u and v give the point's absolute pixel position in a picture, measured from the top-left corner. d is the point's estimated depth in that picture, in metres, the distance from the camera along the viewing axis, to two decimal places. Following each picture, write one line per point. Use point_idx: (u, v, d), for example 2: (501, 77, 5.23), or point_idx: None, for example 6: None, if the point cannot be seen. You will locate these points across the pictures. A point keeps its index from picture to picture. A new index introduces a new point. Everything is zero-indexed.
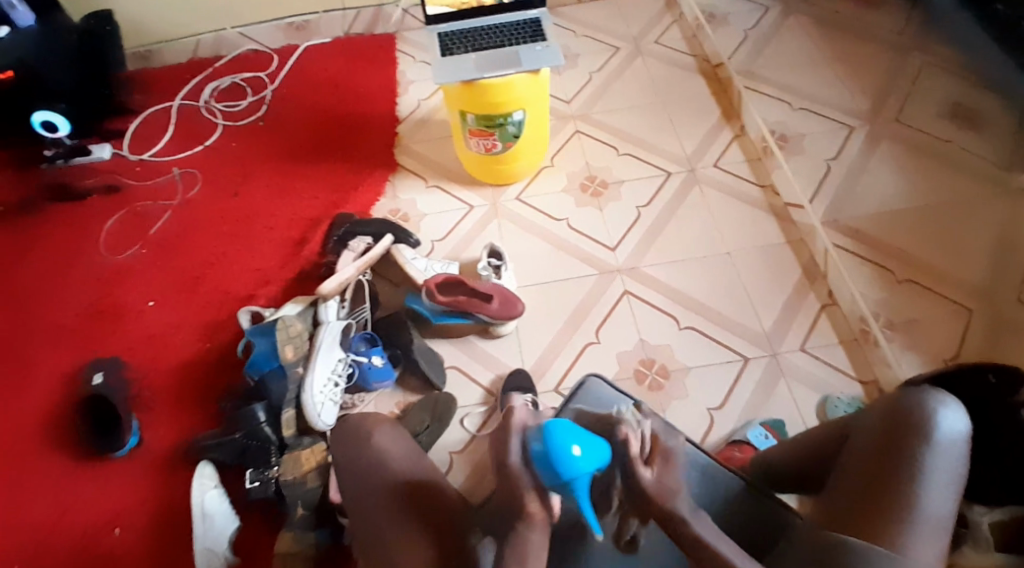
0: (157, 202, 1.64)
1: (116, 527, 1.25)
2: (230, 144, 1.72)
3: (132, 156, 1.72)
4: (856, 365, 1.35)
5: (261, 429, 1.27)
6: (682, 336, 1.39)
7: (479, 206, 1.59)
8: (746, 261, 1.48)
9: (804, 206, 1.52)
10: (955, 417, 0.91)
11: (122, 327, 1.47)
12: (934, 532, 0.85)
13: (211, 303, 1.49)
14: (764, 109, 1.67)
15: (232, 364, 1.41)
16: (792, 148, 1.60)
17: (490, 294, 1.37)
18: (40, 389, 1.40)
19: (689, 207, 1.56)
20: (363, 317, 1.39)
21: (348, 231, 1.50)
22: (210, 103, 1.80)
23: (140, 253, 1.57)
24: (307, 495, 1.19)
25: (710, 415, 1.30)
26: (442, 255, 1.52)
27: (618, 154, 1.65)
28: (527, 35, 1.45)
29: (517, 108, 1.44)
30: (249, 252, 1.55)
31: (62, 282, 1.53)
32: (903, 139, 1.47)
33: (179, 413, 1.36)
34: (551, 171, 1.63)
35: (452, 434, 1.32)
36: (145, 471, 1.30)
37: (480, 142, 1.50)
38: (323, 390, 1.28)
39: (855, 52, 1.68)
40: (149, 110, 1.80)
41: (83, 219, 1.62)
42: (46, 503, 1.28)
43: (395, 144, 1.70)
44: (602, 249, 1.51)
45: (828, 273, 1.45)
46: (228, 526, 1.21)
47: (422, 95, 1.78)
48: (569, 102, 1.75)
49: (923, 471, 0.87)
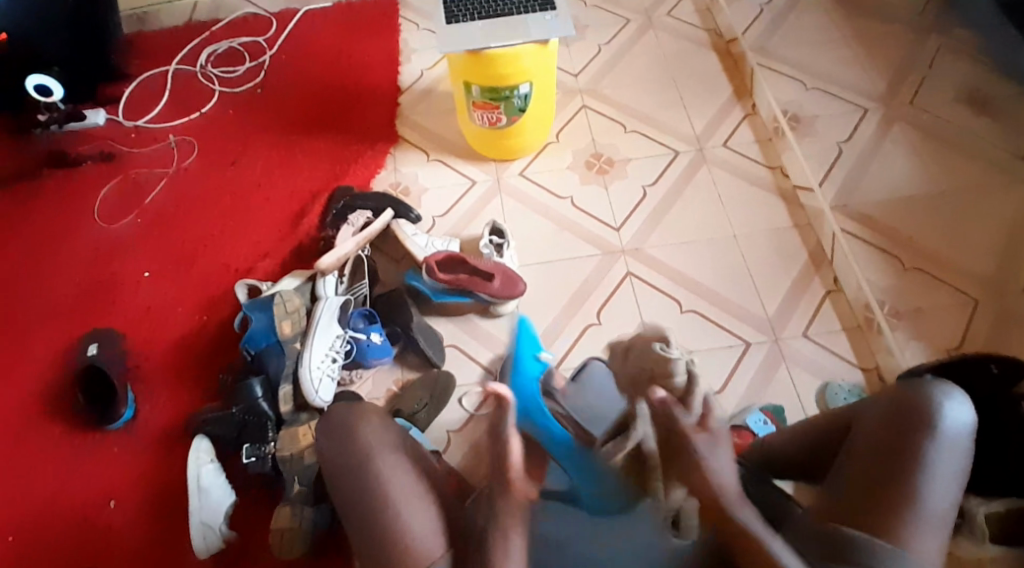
0: (153, 171, 1.61)
1: (111, 500, 1.25)
2: (228, 112, 1.68)
3: (127, 122, 1.68)
4: (859, 354, 1.31)
5: (259, 404, 1.26)
6: (684, 319, 1.37)
7: (482, 181, 1.56)
8: (752, 243, 1.45)
9: (813, 189, 1.47)
10: (960, 409, 0.89)
11: (117, 298, 1.45)
12: (936, 526, 0.83)
13: (207, 275, 1.47)
14: (776, 89, 1.61)
15: (229, 338, 1.40)
16: (804, 130, 1.55)
17: (491, 272, 1.36)
18: (35, 360, 1.39)
19: (695, 187, 1.52)
20: (362, 293, 1.36)
21: (345, 206, 1.47)
22: (207, 68, 1.76)
23: (136, 224, 1.54)
24: (304, 472, 1.19)
25: (710, 400, 1.29)
26: (443, 231, 1.49)
27: (625, 131, 1.61)
28: (536, 4, 1.39)
29: (524, 80, 1.40)
30: (246, 224, 1.52)
31: (57, 252, 1.51)
32: (916, 124, 1.50)
33: (174, 388, 1.35)
34: (555, 148, 1.60)
35: (450, 413, 1.31)
36: (139, 445, 1.29)
37: (484, 115, 1.47)
38: (320, 365, 1.27)
39: (871, 32, 1.65)
40: (145, 74, 1.76)
41: (78, 187, 1.59)
42: (41, 476, 1.28)
43: (396, 114, 1.66)
44: (605, 228, 1.48)
45: (834, 259, 1.41)
46: (224, 500, 1.21)
47: (425, 65, 1.74)
48: (576, 76, 1.71)
49: (927, 464, 0.85)
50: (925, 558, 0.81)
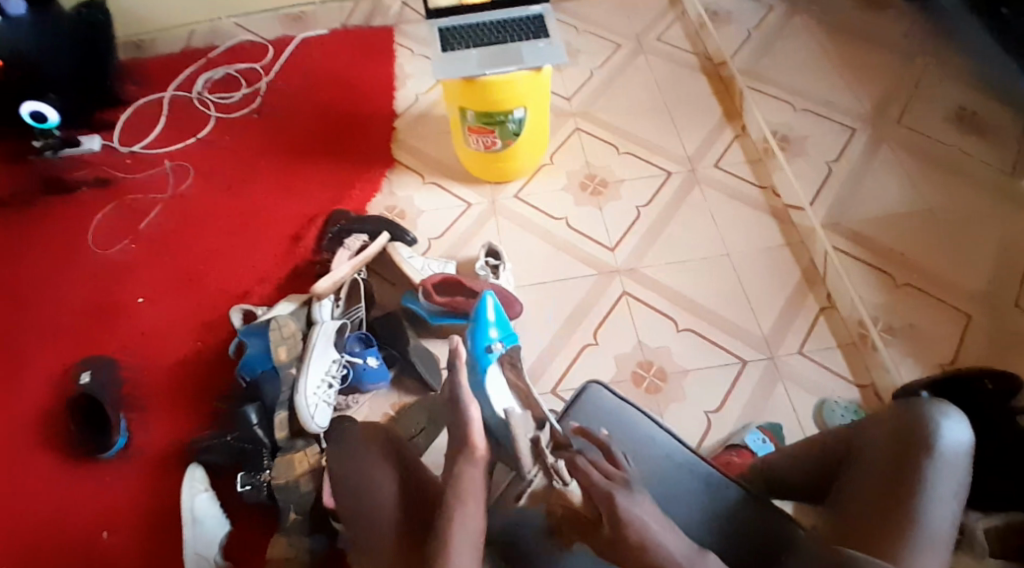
0: (148, 196, 1.61)
1: (104, 529, 1.23)
2: (224, 137, 1.69)
3: (123, 148, 1.68)
4: (854, 369, 1.33)
5: (253, 431, 1.26)
6: (680, 338, 1.37)
7: (477, 204, 1.56)
8: (746, 262, 1.46)
9: (805, 207, 1.49)
10: (957, 428, 0.89)
11: (111, 323, 1.44)
12: (936, 543, 0.83)
13: (203, 299, 1.46)
14: (765, 110, 1.64)
15: (224, 362, 1.39)
16: (795, 149, 1.58)
17: (488, 294, 1.36)
18: (27, 386, 1.38)
19: (689, 207, 1.54)
20: (358, 316, 1.36)
21: (342, 229, 1.48)
22: (203, 95, 1.77)
23: (130, 248, 1.54)
24: (300, 500, 1.18)
25: (708, 418, 1.29)
26: (439, 253, 1.50)
27: (618, 152, 1.63)
28: (530, 31, 1.42)
29: (518, 105, 1.42)
30: (241, 248, 1.52)
31: (51, 276, 1.50)
32: (906, 143, 1.52)
33: (170, 413, 1.34)
34: (550, 170, 1.61)
35: (448, 436, 1.31)
36: (134, 470, 1.28)
37: (479, 139, 1.48)
38: (316, 392, 1.26)
39: (858, 53, 1.69)
40: (141, 100, 1.77)
41: (73, 212, 1.59)
42: (32, 503, 1.26)
43: (392, 138, 1.68)
44: (601, 249, 1.49)
45: (828, 276, 1.42)
46: (219, 529, 1.20)
47: (420, 90, 1.76)
48: (569, 99, 1.73)
49: (925, 481, 0.86)
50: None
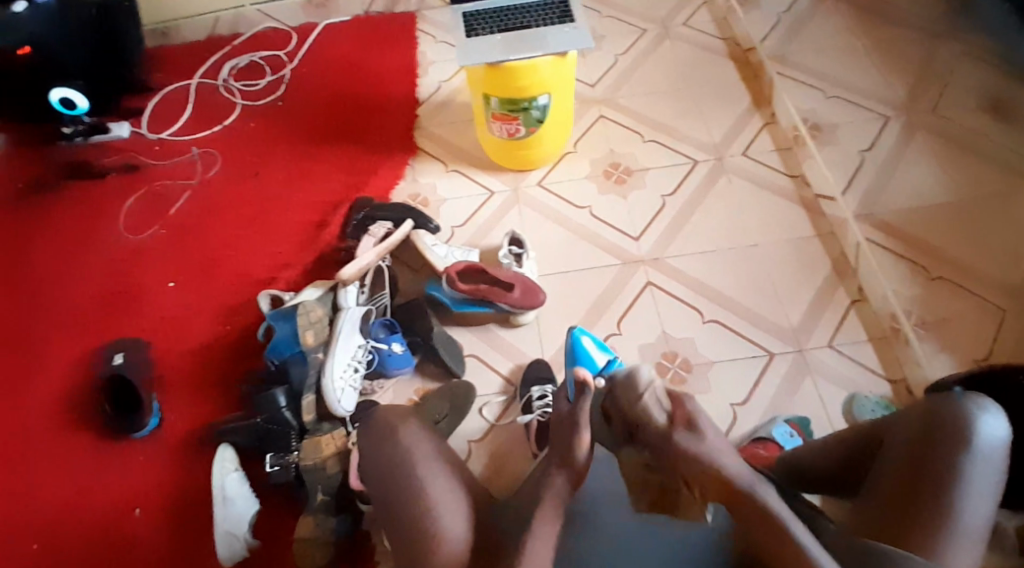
0: (176, 182, 1.62)
1: (136, 508, 1.26)
2: (249, 124, 1.70)
3: (151, 135, 1.70)
4: (885, 363, 1.31)
5: (282, 413, 1.26)
6: (706, 329, 1.36)
7: (500, 192, 1.56)
8: (773, 252, 1.44)
9: (836, 198, 1.47)
10: (995, 423, 0.88)
11: (142, 308, 1.46)
12: (970, 544, 0.82)
13: (229, 285, 1.48)
14: (795, 97, 1.62)
15: (251, 347, 1.41)
16: (824, 138, 1.55)
17: (511, 282, 1.36)
18: (60, 369, 1.40)
19: (715, 196, 1.52)
20: (383, 302, 1.38)
21: (366, 216, 1.48)
22: (229, 82, 1.78)
23: (159, 234, 1.56)
24: (327, 482, 1.20)
25: (733, 410, 1.28)
26: (462, 241, 1.50)
27: (643, 140, 1.61)
28: (555, 16, 1.40)
29: (543, 91, 1.41)
30: (267, 235, 1.53)
31: (82, 262, 1.53)
32: (938, 132, 1.47)
33: (198, 397, 1.36)
34: (573, 158, 1.60)
35: (470, 423, 1.31)
36: (163, 452, 1.31)
37: (503, 126, 1.47)
38: (342, 375, 1.27)
39: (890, 34, 1.63)
40: (168, 88, 1.78)
41: (102, 198, 1.61)
42: (65, 483, 1.29)
43: (414, 126, 1.67)
44: (625, 238, 1.48)
45: (858, 268, 1.40)
46: (248, 509, 1.21)
47: (443, 76, 1.75)
48: (593, 86, 1.71)
49: (961, 477, 0.84)
50: None
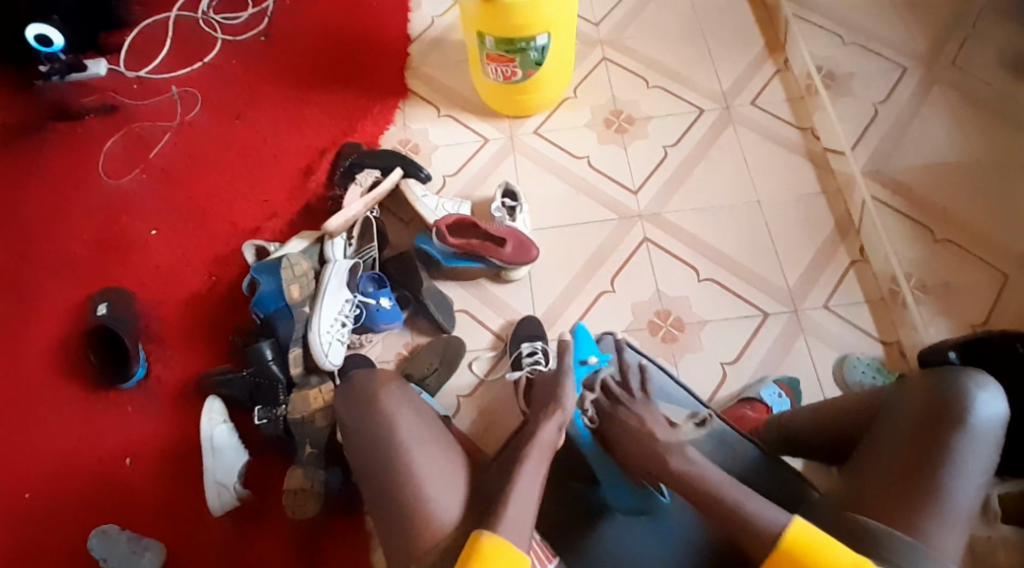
0: (157, 124, 1.56)
1: (128, 457, 1.27)
2: (231, 63, 1.62)
3: (129, 73, 1.62)
4: (881, 326, 1.28)
5: (269, 367, 1.26)
6: (701, 289, 1.33)
7: (494, 139, 1.50)
8: (776, 210, 1.39)
9: (845, 152, 1.40)
10: (993, 402, 0.85)
11: (127, 257, 1.43)
12: (957, 524, 0.81)
13: (215, 234, 1.44)
14: (811, 42, 1.52)
15: (238, 298, 1.38)
16: (838, 88, 1.48)
17: (503, 237, 1.31)
18: (46, 319, 1.39)
19: (719, 149, 1.46)
20: (370, 256, 1.33)
21: (354, 163, 1.43)
22: (209, 15, 1.68)
23: (142, 178, 1.51)
24: (316, 434, 1.21)
25: (724, 370, 1.26)
26: (453, 192, 1.45)
27: (647, 86, 1.53)
28: None
29: (543, 30, 1.32)
30: (252, 182, 1.48)
31: (64, 207, 1.49)
32: (958, 87, 1.40)
33: (185, 349, 1.35)
34: (573, 104, 1.53)
35: (460, 377, 1.30)
36: (152, 404, 1.31)
37: (499, 68, 1.39)
38: (329, 330, 1.26)
39: None
40: (146, 20, 1.69)
41: (81, 140, 1.55)
42: (55, 434, 1.29)
43: (406, 66, 1.59)
44: (624, 192, 1.42)
45: (862, 228, 1.35)
46: (237, 459, 1.22)
47: (436, 12, 1.66)
48: (597, 25, 1.61)
49: (954, 457, 0.82)
50: (942, 552, 0.80)
